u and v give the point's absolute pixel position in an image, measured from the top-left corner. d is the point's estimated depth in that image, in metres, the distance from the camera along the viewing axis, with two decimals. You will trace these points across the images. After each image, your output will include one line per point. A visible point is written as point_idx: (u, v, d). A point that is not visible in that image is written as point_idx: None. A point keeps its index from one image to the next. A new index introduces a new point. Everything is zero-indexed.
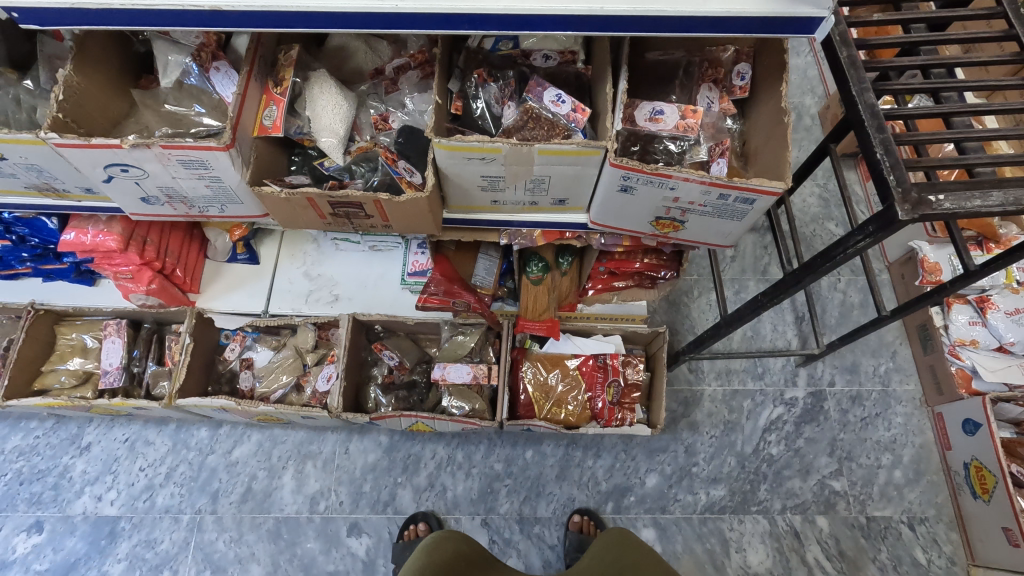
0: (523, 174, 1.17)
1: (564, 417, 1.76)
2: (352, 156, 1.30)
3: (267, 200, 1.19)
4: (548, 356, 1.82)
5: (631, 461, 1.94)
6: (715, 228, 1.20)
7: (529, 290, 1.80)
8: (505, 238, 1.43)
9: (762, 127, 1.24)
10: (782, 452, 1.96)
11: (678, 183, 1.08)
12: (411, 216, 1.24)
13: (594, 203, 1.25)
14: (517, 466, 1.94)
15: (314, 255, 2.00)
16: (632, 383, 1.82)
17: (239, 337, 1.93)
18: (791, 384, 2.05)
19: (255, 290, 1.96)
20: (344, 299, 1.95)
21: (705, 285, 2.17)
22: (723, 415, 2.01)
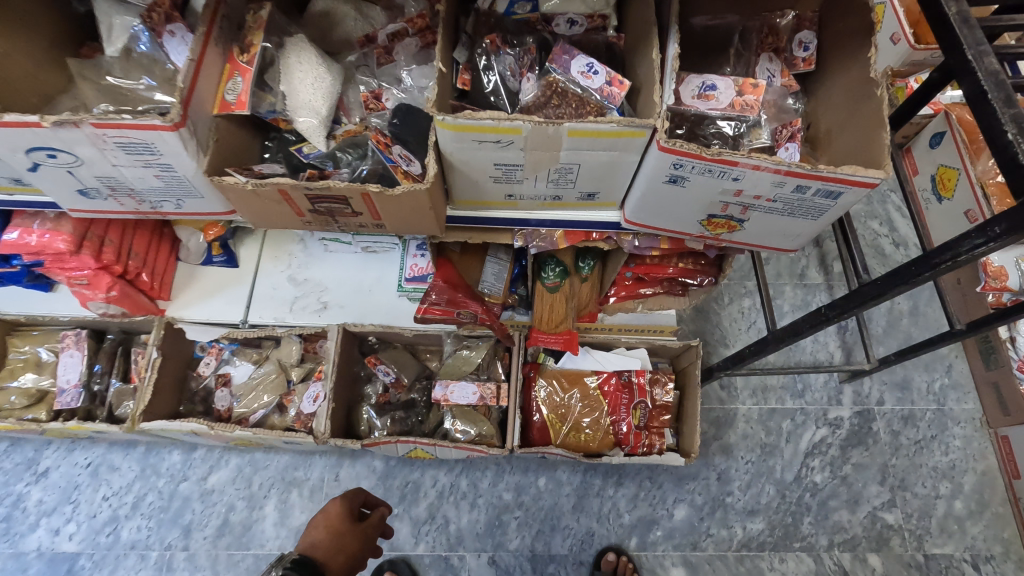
0: (546, 161, 0.94)
1: (583, 443, 1.55)
2: (338, 142, 1.08)
3: (230, 193, 0.96)
4: (565, 373, 1.60)
5: (657, 490, 1.72)
6: (781, 228, 0.98)
7: (543, 298, 1.53)
8: (520, 239, 1.20)
9: (836, 105, 1.02)
10: (827, 480, 1.75)
11: (745, 172, 0.85)
12: (407, 214, 1.02)
13: (630, 197, 1.02)
14: (528, 495, 1.72)
15: (301, 257, 1.77)
16: (660, 404, 1.60)
17: (215, 350, 1.72)
18: (835, 403, 1.83)
19: (234, 297, 1.73)
20: (334, 307, 1.72)
21: (737, 291, 1.97)
22: (760, 438, 1.79)
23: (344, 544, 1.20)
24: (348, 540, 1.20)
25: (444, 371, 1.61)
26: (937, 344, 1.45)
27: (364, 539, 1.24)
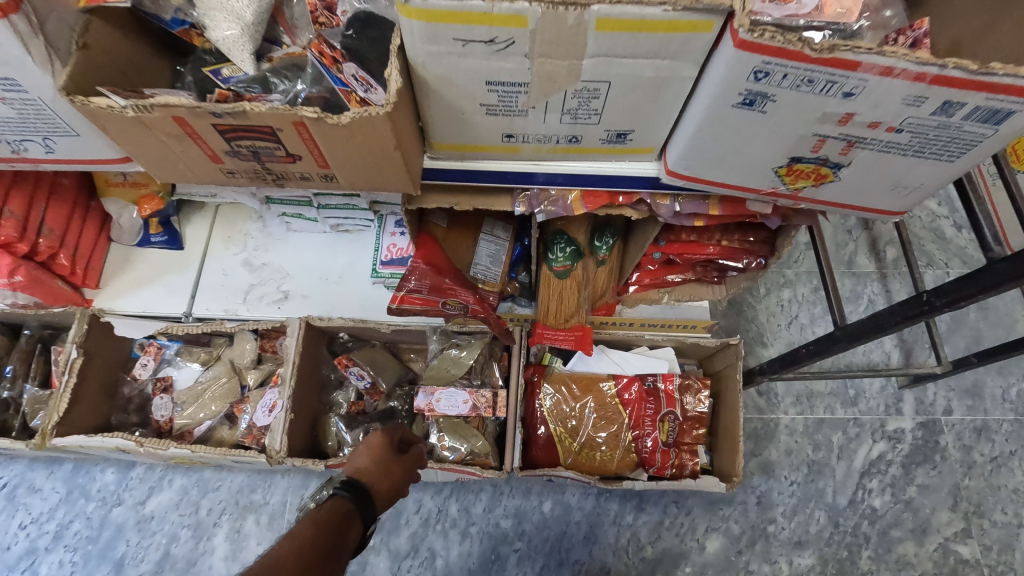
0: (562, 76, 0.65)
1: (599, 463, 1.27)
2: (273, 64, 0.78)
3: (107, 123, 0.67)
4: (576, 377, 1.32)
5: (685, 517, 1.43)
6: (894, 175, 0.69)
7: (550, 286, 1.22)
8: (523, 205, 0.90)
9: (971, 6, 0.73)
10: (887, 505, 1.46)
11: (866, 80, 0.56)
12: (363, 163, 0.73)
13: (678, 135, 0.73)
14: (531, 524, 1.44)
15: (258, 238, 1.48)
16: (693, 417, 1.31)
17: (153, 348, 1.41)
18: (894, 412, 1.55)
19: (176, 286, 1.43)
20: (297, 297, 1.43)
21: (774, 281, 1.68)
22: (806, 454, 1.50)
23: (391, 472, 0.96)
24: (397, 471, 0.97)
25: (429, 374, 1.32)
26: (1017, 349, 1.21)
27: (410, 465, 1.01)
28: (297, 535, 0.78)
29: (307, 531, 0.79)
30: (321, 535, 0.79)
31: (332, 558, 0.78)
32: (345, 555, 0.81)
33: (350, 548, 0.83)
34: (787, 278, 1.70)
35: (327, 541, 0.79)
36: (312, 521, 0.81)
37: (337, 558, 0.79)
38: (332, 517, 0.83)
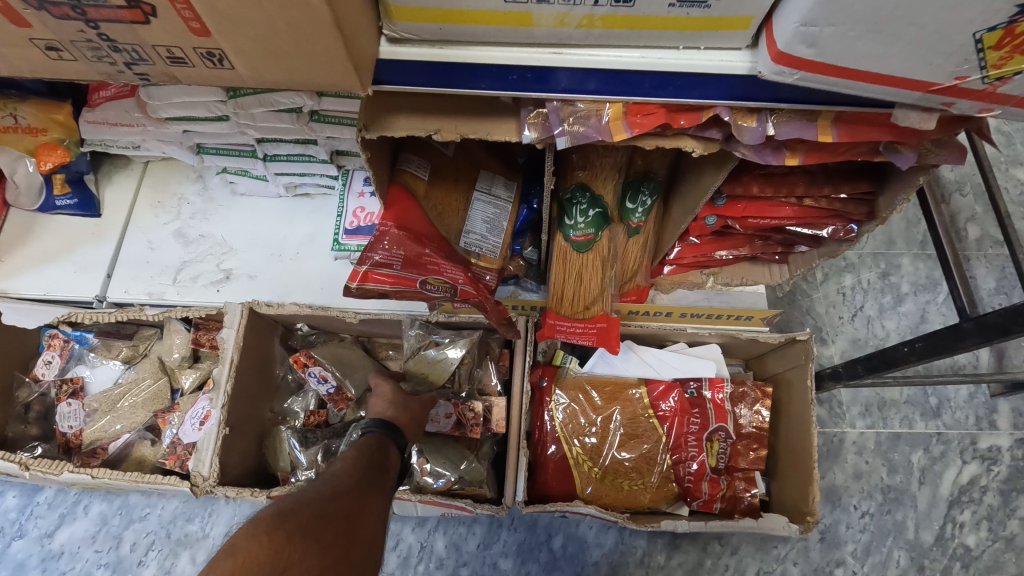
0: None
1: (628, 495, 0.97)
2: None
3: None
4: (599, 381, 1.03)
5: (730, 558, 1.14)
6: None
7: (567, 262, 0.92)
8: (536, 132, 0.61)
9: None
10: (983, 544, 1.17)
11: None
12: (266, 18, 0.42)
13: None
14: (538, 565, 1.14)
15: (196, 204, 1.18)
16: (748, 435, 1.01)
17: (56, 342, 1.11)
18: (987, 426, 1.25)
19: (88, 264, 1.13)
20: (241, 278, 1.12)
21: (833, 264, 1.37)
22: (881, 478, 1.20)
23: (412, 407, 0.89)
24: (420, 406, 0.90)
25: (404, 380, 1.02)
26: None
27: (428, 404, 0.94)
28: (344, 456, 0.73)
29: (352, 453, 0.74)
30: (367, 455, 0.74)
31: (384, 474, 0.73)
32: (392, 476, 0.75)
33: (394, 470, 0.77)
34: (850, 260, 1.39)
35: (372, 459, 0.74)
36: (353, 447, 0.76)
37: (386, 474, 0.74)
38: (371, 443, 0.78)
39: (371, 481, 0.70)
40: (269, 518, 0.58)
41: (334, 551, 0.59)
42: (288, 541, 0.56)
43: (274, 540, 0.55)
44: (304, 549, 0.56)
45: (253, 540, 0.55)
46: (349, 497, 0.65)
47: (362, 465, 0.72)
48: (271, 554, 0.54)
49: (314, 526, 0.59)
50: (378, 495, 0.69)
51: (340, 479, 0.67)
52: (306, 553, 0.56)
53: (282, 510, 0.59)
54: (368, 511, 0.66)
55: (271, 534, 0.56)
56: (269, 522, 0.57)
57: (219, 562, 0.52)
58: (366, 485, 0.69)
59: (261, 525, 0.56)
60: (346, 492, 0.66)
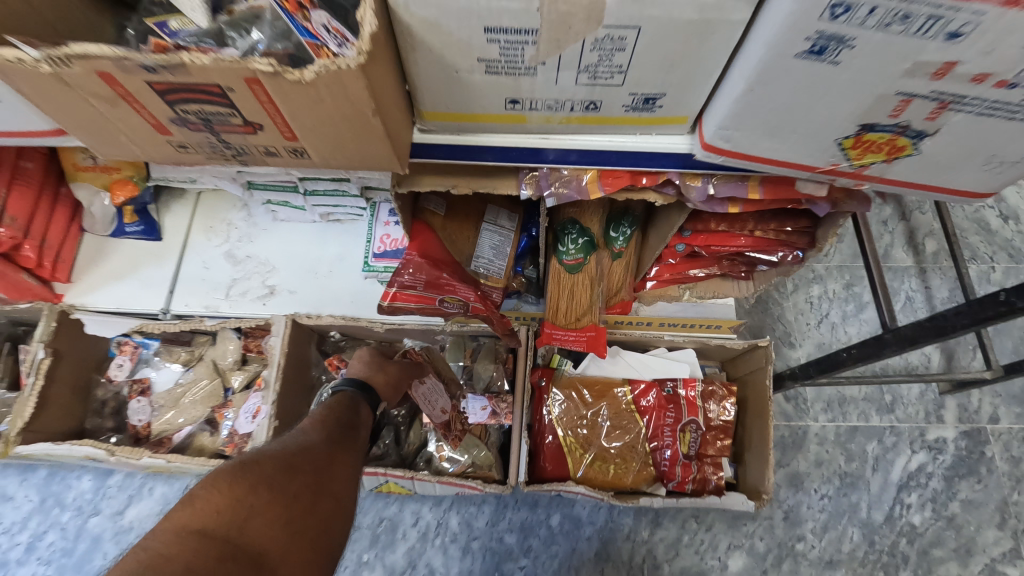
0: (581, 20, 0.52)
1: (614, 477, 1.14)
2: (230, 16, 0.64)
3: (20, 83, 0.54)
4: (589, 381, 1.20)
5: (706, 534, 1.32)
6: (994, 149, 0.55)
7: (561, 282, 1.10)
8: (532, 188, 0.78)
9: None
10: (928, 522, 1.33)
11: (981, 14, 0.42)
12: (334, 131, 0.60)
13: (720, 99, 0.60)
14: (538, 540, 1.32)
15: (243, 228, 1.37)
16: (716, 426, 1.19)
17: (128, 347, 1.32)
18: (935, 420, 1.42)
19: (152, 281, 1.32)
20: (283, 292, 1.31)
21: (803, 276, 1.54)
22: (839, 465, 1.37)
23: (388, 368, 1.05)
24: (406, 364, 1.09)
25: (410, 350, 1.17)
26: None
27: (406, 368, 1.10)
28: (314, 416, 0.87)
29: (320, 414, 0.88)
30: (335, 419, 0.87)
31: (352, 435, 0.87)
32: (361, 433, 0.89)
33: (364, 426, 0.92)
34: (817, 272, 1.56)
35: (340, 419, 0.88)
36: (323, 407, 0.90)
37: (352, 431, 0.88)
38: (339, 405, 0.92)
39: (337, 438, 0.83)
40: (236, 469, 0.70)
41: (299, 495, 0.71)
42: (253, 489, 0.68)
43: (240, 487, 0.67)
44: (268, 494, 0.69)
45: (221, 487, 0.66)
46: (315, 452, 0.78)
47: (330, 426, 0.85)
48: (236, 498, 0.66)
49: (277, 477, 0.71)
50: (347, 450, 0.82)
51: (307, 438, 0.80)
52: (269, 497, 0.68)
53: (249, 460, 0.72)
54: (336, 464, 0.79)
55: (237, 483, 0.67)
56: (236, 472, 0.69)
57: (190, 504, 0.63)
58: (332, 442, 0.82)
59: (230, 473, 0.69)
60: (310, 450, 0.78)
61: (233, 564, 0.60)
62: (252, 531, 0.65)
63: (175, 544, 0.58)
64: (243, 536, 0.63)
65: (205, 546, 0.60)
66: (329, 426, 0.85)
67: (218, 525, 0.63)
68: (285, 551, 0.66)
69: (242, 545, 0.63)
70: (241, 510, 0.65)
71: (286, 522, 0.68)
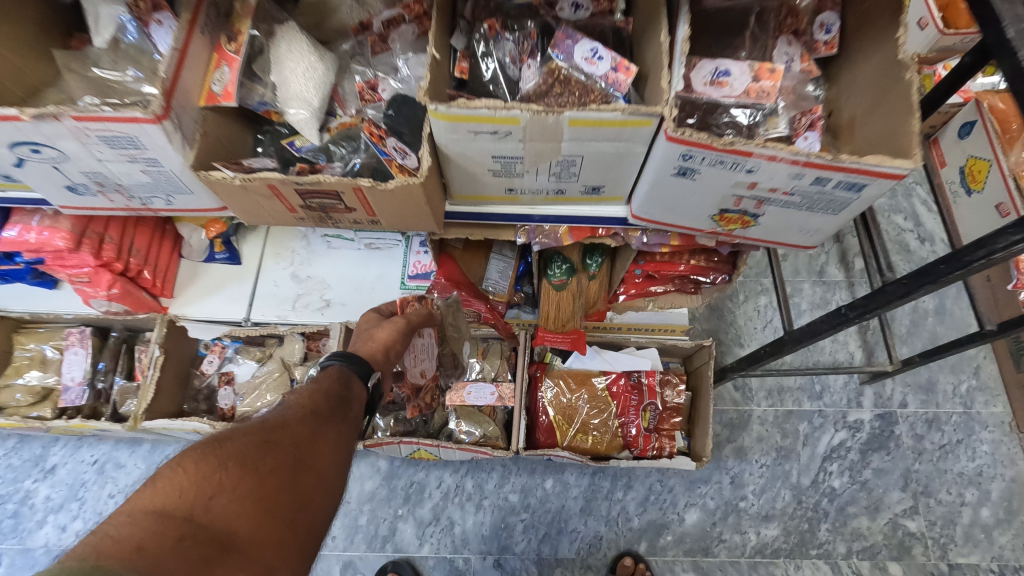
0: (548, 152, 0.88)
1: (591, 445, 1.50)
2: (332, 134, 1.03)
3: (218, 188, 0.92)
4: (572, 373, 1.55)
5: (668, 494, 1.67)
6: (800, 224, 0.91)
7: (550, 297, 1.46)
8: (523, 235, 1.14)
9: (862, 91, 0.93)
10: (846, 485, 1.68)
11: (759, 162, 0.78)
12: (400, 211, 0.98)
13: (637, 191, 0.96)
14: (535, 498, 1.68)
15: (303, 254, 1.74)
16: (671, 406, 1.54)
17: (218, 347, 1.71)
18: (855, 405, 1.76)
19: (235, 295, 1.70)
20: (337, 304, 1.69)
21: (751, 289, 1.89)
22: (775, 441, 1.72)
23: (379, 335, 1.16)
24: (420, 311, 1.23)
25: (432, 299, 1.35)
26: (964, 345, 1.42)
27: (397, 330, 1.19)
28: (299, 397, 0.95)
29: (304, 392, 0.97)
30: (320, 401, 0.95)
31: (337, 414, 0.95)
32: (348, 410, 0.98)
33: (353, 400, 1.01)
34: (764, 285, 1.90)
35: (327, 396, 0.97)
36: (310, 387, 0.99)
37: (336, 407, 0.96)
38: (326, 384, 1.00)
39: (315, 418, 0.91)
40: (208, 449, 0.77)
41: (265, 475, 0.78)
42: (219, 469, 0.75)
43: (208, 467, 0.75)
44: (235, 474, 0.76)
45: (189, 466, 0.74)
46: (290, 433, 0.86)
47: (311, 406, 0.93)
48: (203, 478, 0.73)
49: (244, 457, 0.78)
50: (327, 430, 0.91)
51: (285, 419, 0.89)
52: (233, 478, 0.75)
53: (220, 441, 0.79)
54: (313, 444, 0.87)
55: (204, 464, 0.75)
56: (208, 452, 0.77)
57: (159, 483, 0.71)
58: (310, 422, 0.89)
59: (197, 454, 0.76)
60: (285, 429, 0.86)
61: (193, 539, 0.67)
62: (216, 508, 0.72)
63: (134, 521, 0.66)
64: (207, 512, 0.71)
65: (166, 523, 0.67)
66: (309, 405, 0.94)
67: (181, 504, 0.70)
68: (249, 529, 0.72)
69: (205, 521, 0.70)
70: (207, 489, 0.72)
71: (249, 501, 0.75)
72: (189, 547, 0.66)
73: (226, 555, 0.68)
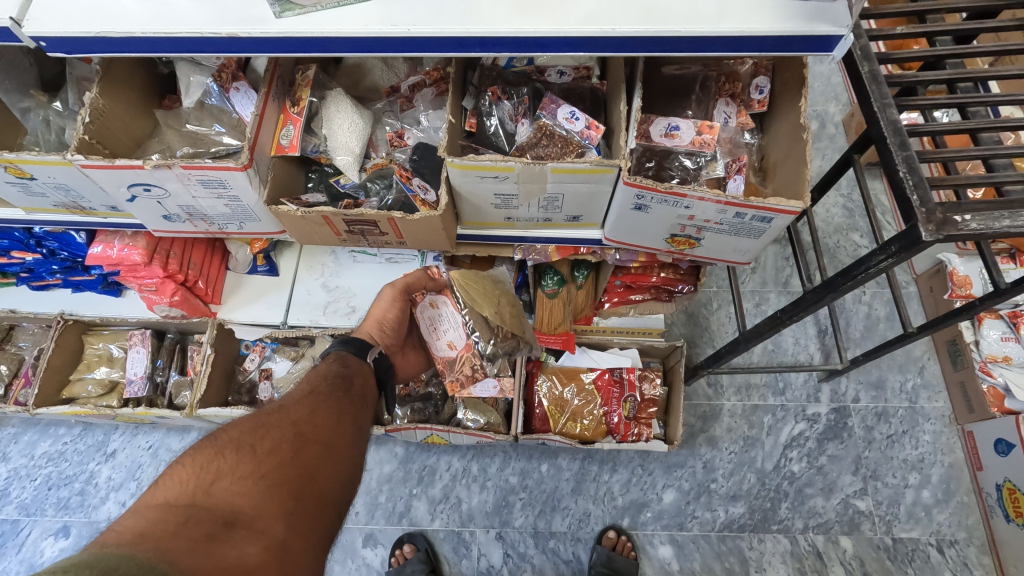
0: (537, 191, 1.15)
1: (579, 431, 1.75)
2: (368, 173, 1.31)
3: (283, 218, 1.20)
4: (563, 370, 1.81)
5: (648, 476, 1.92)
6: (732, 245, 1.18)
7: (544, 304, 1.74)
8: (520, 253, 1.42)
9: (781, 142, 1.20)
10: (804, 469, 1.92)
11: (692, 203, 1.05)
12: (423, 236, 1.25)
13: (608, 219, 1.23)
14: (532, 479, 1.93)
15: (332, 267, 2.02)
16: (648, 398, 1.79)
17: (259, 347, 1.97)
18: (814, 400, 2.00)
19: (273, 302, 1.97)
20: (361, 311, 1.96)
21: (724, 298, 2.15)
22: (743, 431, 1.97)
23: (379, 313, 1.36)
24: (411, 271, 1.35)
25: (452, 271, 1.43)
26: (895, 346, 1.62)
27: (391, 304, 1.37)
28: (293, 392, 1.07)
29: (304, 384, 1.11)
30: (316, 389, 1.08)
31: (328, 397, 1.06)
32: (345, 392, 1.11)
33: (352, 377, 1.17)
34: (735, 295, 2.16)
35: (323, 383, 1.11)
36: (312, 378, 1.13)
37: (332, 390, 1.09)
38: (320, 377, 1.13)
39: (307, 403, 1.03)
40: (206, 445, 0.87)
41: (262, 454, 0.87)
42: (217, 458, 0.84)
43: (206, 459, 0.84)
44: (232, 459, 0.85)
45: (189, 463, 0.83)
46: (282, 419, 0.96)
47: (304, 397, 1.04)
48: (202, 468, 0.82)
49: (240, 444, 0.88)
50: (319, 411, 1.02)
51: (280, 410, 0.99)
52: (230, 463, 0.84)
53: (218, 434, 0.89)
54: (308, 424, 0.97)
55: (202, 458, 0.84)
56: (205, 447, 0.86)
57: (163, 482, 0.80)
58: (302, 408, 1.01)
59: (197, 450, 0.86)
60: (277, 417, 0.97)
61: (196, 520, 0.74)
62: (217, 490, 0.80)
63: (141, 514, 0.73)
64: (210, 495, 0.79)
65: (170, 510, 0.75)
66: (304, 395, 1.06)
67: (186, 493, 0.78)
68: (253, 501, 0.80)
69: (208, 502, 0.78)
70: (207, 477, 0.81)
71: (249, 479, 0.83)
72: (195, 525, 0.73)
73: (234, 527, 0.76)
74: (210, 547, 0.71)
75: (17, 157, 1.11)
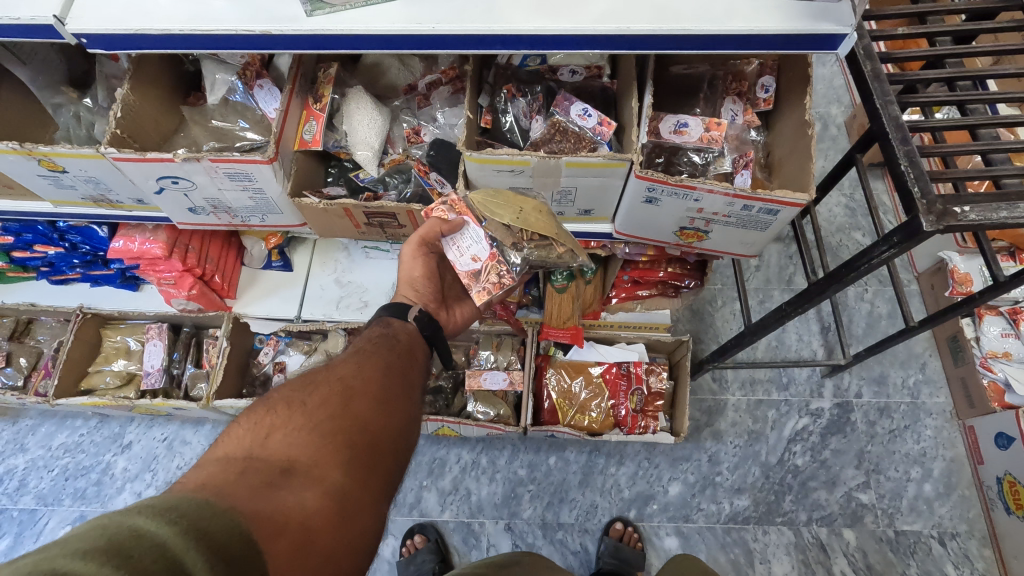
0: (551, 185, 1.20)
1: (587, 423, 1.79)
2: (386, 168, 1.35)
3: (306, 209, 1.25)
4: (572, 364, 1.86)
5: (654, 469, 1.95)
6: (739, 238, 1.23)
7: (553, 298, 1.77)
8: None
9: (786, 138, 1.25)
10: (807, 463, 1.95)
11: (703, 196, 1.10)
12: None
13: (619, 212, 1.27)
14: (540, 472, 1.97)
15: (345, 263, 2.07)
16: (655, 391, 1.83)
17: (273, 341, 1.99)
18: (817, 395, 2.04)
19: (287, 296, 2.02)
20: (373, 305, 2.01)
21: (728, 295, 2.19)
22: (747, 425, 2.00)
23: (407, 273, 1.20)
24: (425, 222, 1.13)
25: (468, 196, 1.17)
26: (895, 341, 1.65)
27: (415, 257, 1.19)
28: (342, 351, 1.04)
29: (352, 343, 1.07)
30: (363, 347, 1.04)
31: (375, 352, 1.02)
32: (394, 347, 1.06)
33: (399, 335, 1.10)
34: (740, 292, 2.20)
35: (369, 342, 1.06)
36: (360, 338, 1.09)
37: (379, 347, 1.04)
38: (369, 335, 1.09)
39: (355, 360, 0.99)
40: (260, 405, 0.85)
41: (313, 408, 0.84)
42: (270, 414, 0.82)
43: (260, 416, 0.82)
44: (284, 414, 0.82)
45: (245, 421, 0.82)
46: (330, 375, 0.93)
47: (352, 355, 1.01)
48: (257, 425, 0.80)
49: (290, 400, 0.85)
50: (367, 365, 0.97)
51: (330, 366, 0.96)
52: (283, 417, 0.82)
53: (270, 394, 0.87)
54: (358, 377, 0.93)
55: (257, 416, 0.82)
56: (259, 407, 0.84)
57: (223, 441, 0.79)
58: (350, 364, 0.97)
59: (251, 410, 0.84)
60: (326, 372, 0.94)
61: (255, 469, 0.73)
62: (273, 443, 0.78)
63: (203, 467, 0.73)
64: (266, 447, 0.77)
65: (230, 462, 0.74)
66: (353, 352, 1.02)
67: (244, 448, 0.77)
68: (309, 451, 0.78)
69: (265, 454, 0.76)
70: (263, 431, 0.79)
71: (302, 431, 0.80)
72: (253, 473, 0.72)
73: (292, 475, 0.74)
74: (269, 492, 0.69)
75: (52, 150, 1.15)
